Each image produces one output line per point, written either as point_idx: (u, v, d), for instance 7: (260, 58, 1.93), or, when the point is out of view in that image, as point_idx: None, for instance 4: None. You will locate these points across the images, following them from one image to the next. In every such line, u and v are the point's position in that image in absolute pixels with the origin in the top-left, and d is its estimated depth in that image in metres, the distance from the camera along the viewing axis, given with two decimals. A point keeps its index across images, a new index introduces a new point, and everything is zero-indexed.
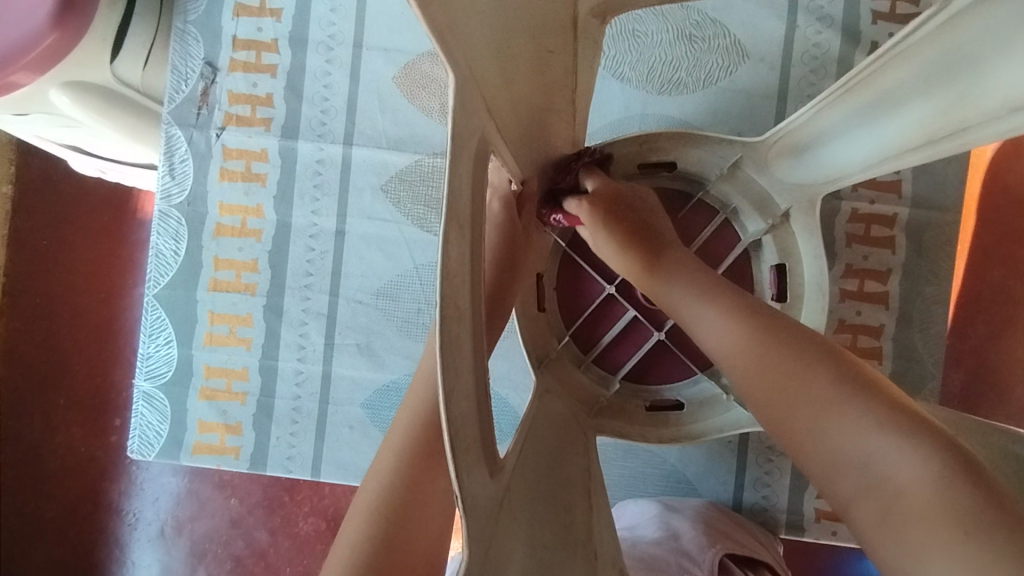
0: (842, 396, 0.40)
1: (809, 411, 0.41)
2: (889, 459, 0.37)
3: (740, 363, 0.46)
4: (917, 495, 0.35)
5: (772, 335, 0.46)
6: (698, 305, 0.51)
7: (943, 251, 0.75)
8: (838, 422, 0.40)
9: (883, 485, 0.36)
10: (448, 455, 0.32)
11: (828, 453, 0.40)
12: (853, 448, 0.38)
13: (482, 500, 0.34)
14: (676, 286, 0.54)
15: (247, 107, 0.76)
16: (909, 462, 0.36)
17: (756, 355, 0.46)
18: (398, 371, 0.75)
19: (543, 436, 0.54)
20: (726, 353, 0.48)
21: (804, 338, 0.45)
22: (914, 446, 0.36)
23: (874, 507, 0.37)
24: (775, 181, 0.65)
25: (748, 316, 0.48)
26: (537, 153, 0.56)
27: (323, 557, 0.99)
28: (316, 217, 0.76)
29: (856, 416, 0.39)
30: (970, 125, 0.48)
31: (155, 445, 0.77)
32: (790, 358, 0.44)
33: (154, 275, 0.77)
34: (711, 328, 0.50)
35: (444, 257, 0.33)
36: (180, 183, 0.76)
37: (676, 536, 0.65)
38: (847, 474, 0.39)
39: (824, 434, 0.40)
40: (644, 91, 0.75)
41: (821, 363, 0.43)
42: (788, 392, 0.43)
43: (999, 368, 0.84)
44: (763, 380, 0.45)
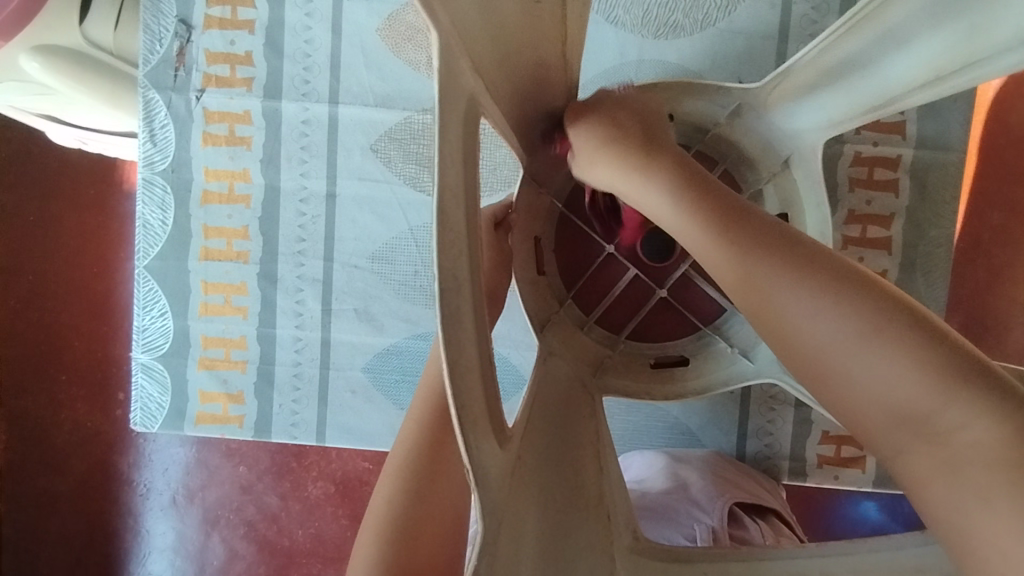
0: (889, 340, 0.34)
1: (851, 360, 0.35)
2: (952, 411, 0.32)
3: (758, 297, 0.39)
4: (987, 455, 0.31)
5: (779, 261, 0.39)
6: (692, 233, 0.43)
7: (947, 193, 0.73)
8: (878, 366, 0.34)
9: (946, 441, 0.32)
10: (455, 428, 0.32)
11: (877, 400, 0.34)
12: (909, 399, 0.33)
13: (493, 471, 0.34)
14: (666, 204, 0.45)
15: (226, 67, 0.73)
16: (977, 415, 0.31)
17: (773, 290, 0.38)
18: (399, 334, 0.74)
19: (549, 401, 0.53)
20: (735, 290, 0.40)
21: (822, 259, 0.38)
22: (973, 396, 0.32)
23: (928, 460, 0.33)
24: (773, 127, 0.62)
25: (760, 239, 0.40)
26: (530, 107, 0.54)
27: (335, 519, 1.01)
28: (305, 180, 0.73)
29: (903, 363, 0.34)
30: (980, 58, 0.48)
31: (158, 417, 0.77)
32: (810, 287, 0.37)
33: (143, 246, 0.75)
34: (713, 261, 0.42)
35: (440, 227, 0.31)
36: (162, 149, 0.74)
37: (684, 486, 0.65)
38: (897, 428, 0.34)
39: (863, 387, 0.35)
40: (640, 35, 0.72)
41: (851, 293, 0.36)
42: (811, 335, 0.37)
43: (999, 311, 0.84)
44: (785, 324, 0.38)
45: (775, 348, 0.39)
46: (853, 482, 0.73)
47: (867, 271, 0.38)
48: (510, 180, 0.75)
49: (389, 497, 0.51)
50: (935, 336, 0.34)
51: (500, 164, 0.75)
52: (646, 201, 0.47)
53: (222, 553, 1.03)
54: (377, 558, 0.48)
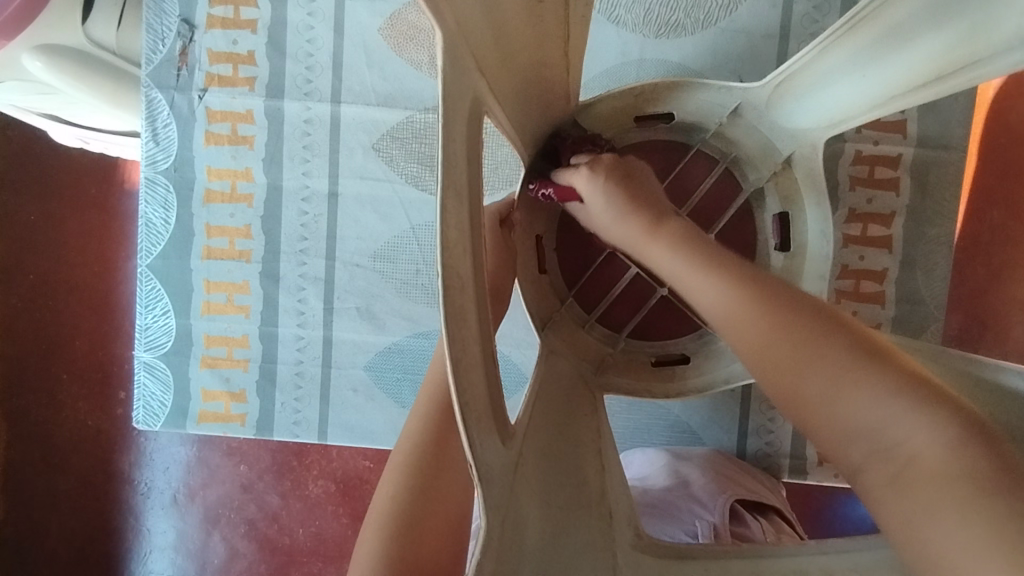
0: (849, 362, 0.37)
1: (815, 385, 0.38)
2: (903, 427, 0.34)
3: (740, 327, 0.43)
4: (930, 462, 0.33)
5: (759, 297, 0.43)
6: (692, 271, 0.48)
7: (947, 192, 0.73)
8: (840, 393, 0.37)
9: (898, 455, 0.34)
10: (459, 425, 0.32)
11: (835, 420, 0.37)
12: (865, 418, 0.36)
13: (496, 468, 0.34)
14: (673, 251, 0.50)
15: (228, 66, 0.73)
16: (927, 431, 0.34)
17: (753, 319, 0.43)
18: (401, 333, 0.75)
19: (551, 399, 0.54)
20: (721, 319, 0.45)
21: (802, 300, 0.43)
22: (923, 412, 0.34)
23: (882, 471, 0.35)
24: (776, 126, 0.63)
25: (742, 281, 0.45)
26: (532, 106, 0.54)
27: (335, 517, 1.01)
28: (307, 179, 0.74)
29: (861, 380, 0.36)
30: (980, 58, 0.47)
31: (160, 416, 0.77)
32: (787, 319, 0.41)
33: (146, 245, 0.75)
34: (706, 289, 0.46)
35: (444, 226, 0.31)
36: (165, 148, 0.74)
37: (685, 483, 0.66)
38: (853, 439, 0.36)
39: (823, 401, 0.38)
40: (641, 35, 0.72)
41: (822, 327, 0.40)
42: (782, 356, 0.40)
43: (999, 310, 0.84)
44: (758, 348, 0.42)
45: (755, 380, 0.43)
46: (853, 480, 0.74)
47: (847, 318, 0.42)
48: (512, 179, 0.75)
49: (392, 495, 0.51)
50: (896, 367, 0.37)
51: (502, 162, 0.75)
52: (653, 258, 0.52)
53: (223, 552, 1.03)
54: (379, 555, 0.49)
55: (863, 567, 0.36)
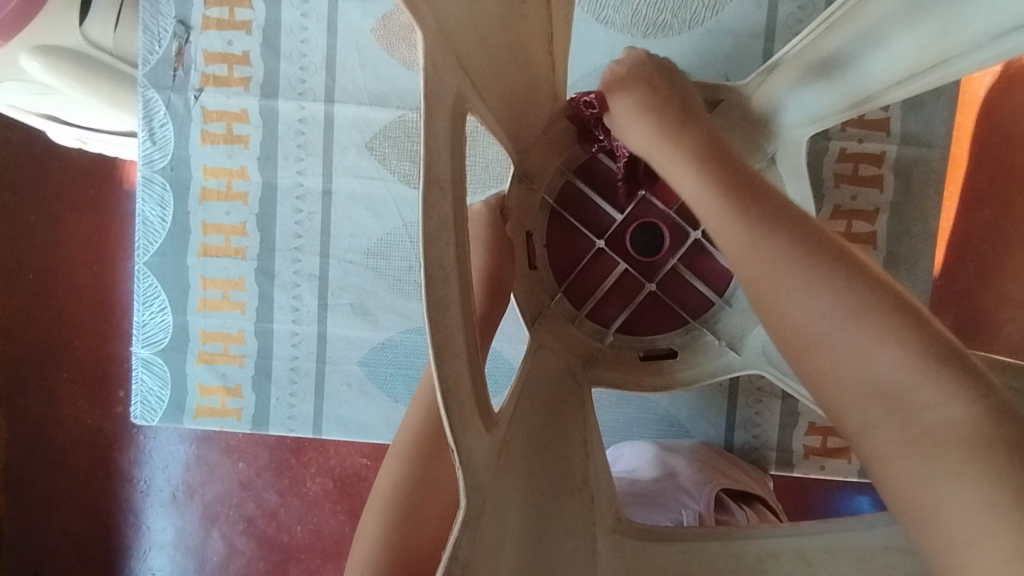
0: (876, 318, 0.34)
1: (839, 335, 0.35)
2: (928, 390, 0.32)
3: (755, 260, 0.39)
4: (953, 431, 0.31)
5: (776, 230, 0.39)
6: (708, 198, 0.43)
7: (930, 190, 0.75)
8: (867, 347, 0.34)
9: (916, 419, 0.32)
10: (442, 412, 0.33)
11: (855, 373, 0.34)
12: (887, 376, 0.33)
13: (479, 453, 0.35)
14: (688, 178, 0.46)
15: (224, 67, 0.74)
16: (950, 398, 0.32)
17: (770, 255, 0.38)
18: (394, 328, 0.76)
19: (539, 391, 0.55)
20: (733, 249, 0.40)
21: (822, 238, 0.39)
22: (947, 378, 0.32)
23: (895, 435, 0.33)
24: (760, 125, 0.64)
25: (762, 211, 0.41)
26: (518, 104, 0.55)
27: (333, 514, 1.02)
28: (302, 178, 0.75)
29: (884, 339, 0.34)
30: (951, 56, 0.48)
31: (157, 411, 0.78)
32: (811, 258, 0.37)
33: (143, 243, 0.76)
34: (724, 222, 0.41)
35: (426, 218, 0.33)
36: (161, 148, 0.75)
37: (672, 474, 0.67)
38: (868, 399, 0.34)
39: (841, 354, 0.35)
40: (629, 35, 0.73)
41: (846, 271, 0.36)
42: (798, 299, 0.37)
43: (986, 307, 0.86)
44: (774, 285, 0.37)
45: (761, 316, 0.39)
46: (839, 472, 0.75)
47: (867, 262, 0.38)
48: (502, 177, 0.76)
49: (384, 486, 0.53)
50: (920, 325, 0.34)
51: (493, 161, 0.76)
52: (672, 178, 0.49)
53: (222, 548, 1.04)
54: (372, 545, 0.50)
55: (835, 547, 0.37)
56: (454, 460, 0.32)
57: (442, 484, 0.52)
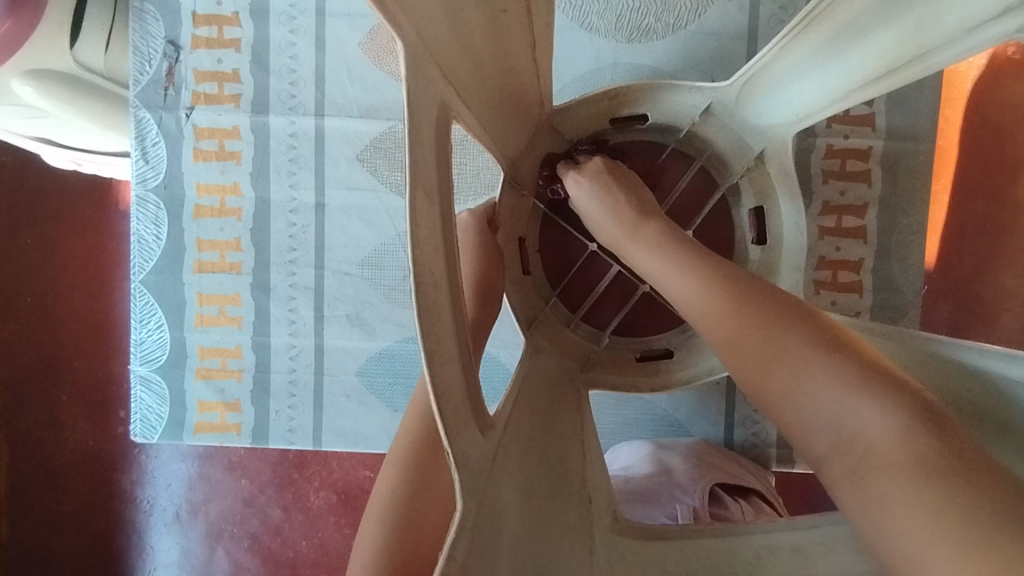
0: (812, 357, 0.40)
1: (783, 377, 0.40)
2: (862, 416, 0.37)
3: (707, 319, 0.46)
4: (887, 449, 0.35)
5: (733, 289, 0.46)
6: (666, 265, 0.50)
7: (918, 182, 0.75)
8: (809, 384, 0.39)
9: (854, 440, 0.37)
10: (436, 418, 0.33)
11: (800, 408, 0.39)
12: (824, 407, 0.38)
13: (473, 456, 0.35)
14: (646, 249, 0.53)
15: (214, 84, 0.75)
16: (881, 420, 0.36)
17: (722, 316, 0.45)
18: (390, 338, 0.76)
19: (534, 394, 0.55)
20: (692, 312, 0.47)
21: (770, 291, 0.45)
22: (877, 400, 0.37)
23: (846, 462, 0.37)
24: (746, 124, 0.64)
25: (714, 272, 0.47)
26: (504, 112, 0.56)
27: (337, 528, 1.02)
28: (294, 191, 0.76)
29: (822, 374, 0.39)
30: (926, 51, 0.50)
31: (157, 428, 0.78)
32: (764, 311, 0.43)
33: (138, 261, 0.77)
34: (681, 286, 0.48)
35: (414, 225, 0.33)
36: (155, 166, 0.76)
37: (667, 471, 0.67)
38: (817, 433, 0.38)
39: (789, 392, 0.40)
40: (614, 40, 0.74)
41: (789, 319, 0.43)
42: (748, 349, 0.43)
43: (981, 298, 0.86)
44: (728, 341, 0.44)
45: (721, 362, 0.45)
46: None
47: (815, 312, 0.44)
48: (493, 184, 0.77)
49: (384, 495, 0.53)
50: (859, 359, 0.39)
51: (483, 168, 0.77)
52: (630, 239, 0.55)
53: (227, 566, 1.04)
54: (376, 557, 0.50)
55: (828, 541, 0.37)
56: (449, 464, 0.32)
57: (444, 491, 0.52)
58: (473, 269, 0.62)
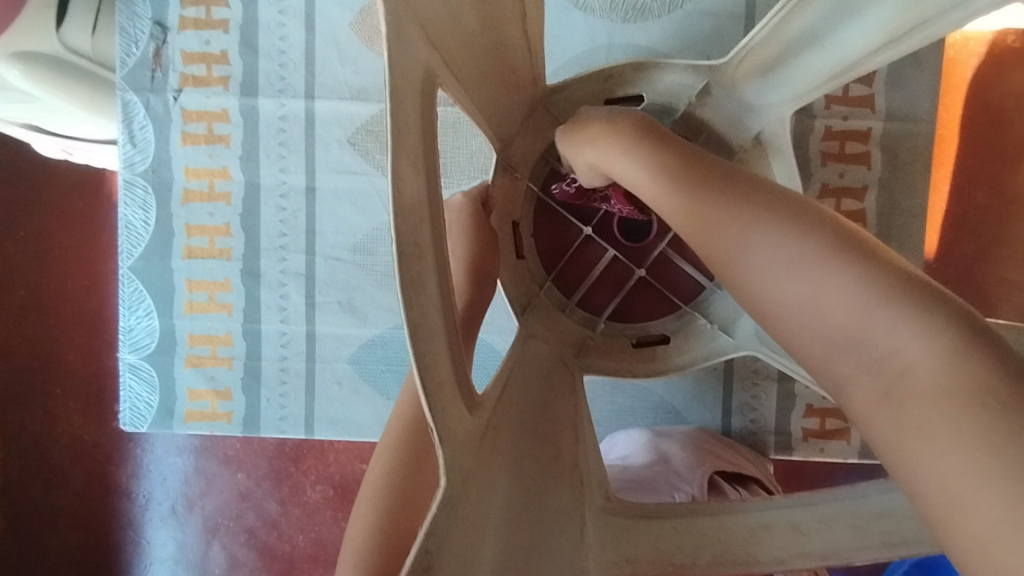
0: (840, 270, 0.33)
1: (802, 296, 0.34)
2: (897, 335, 0.31)
3: (711, 238, 0.39)
4: (926, 376, 0.29)
5: (743, 199, 0.39)
6: (665, 189, 0.44)
7: (919, 165, 0.74)
8: (833, 302, 0.33)
9: (886, 363, 0.31)
10: (420, 393, 0.32)
11: (821, 329, 0.33)
12: (850, 327, 0.32)
13: (461, 434, 0.34)
14: (644, 172, 0.47)
15: (202, 67, 0.74)
16: (920, 339, 0.30)
17: (732, 230, 0.38)
18: (383, 324, 0.75)
19: (528, 378, 0.54)
20: (694, 235, 0.41)
21: (789, 202, 0.38)
22: (913, 318, 0.30)
23: (874, 388, 0.31)
24: (743, 104, 0.63)
25: (719, 190, 0.41)
26: (494, 88, 0.55)
27: (334, 522, 1.01)
28: (284, 175, 0.74)
29: (848, 289, 0.32)
30: (928, 18, 0.48)
31: (147, 417, 0.77)
32: (782, 217, 0.37)
33: (126, 247, 0.76)
34: (683, 209, 0.42)
35: (396, 192, 0.32)
36: (142, 150, 0.75)
37: (664, 459, 0.66)
38: (840, 355, 0.32)
39: (807, 311, 0.34)
40: (609, 20, 0.73)
41: (812, 225, 0.36)
42: (761, 258, 0.36)
43: (984, 286, 0.85)
44: (734, 257, 0.38)
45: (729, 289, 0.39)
46: (839, 454, 0.74)
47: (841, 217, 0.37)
48: (486, 168, 0.76)
49: (375, 482, 0.51)
50: (895, 269, 0.33)
51: (476, 152, 0.75)
52: (625, 172, 0.49)
53: (222, 560, 1.03)
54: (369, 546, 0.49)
55: (828, 520, 0.36)
56: (434, 439, 0.31)
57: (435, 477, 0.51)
58: (465, 252, 0.61)
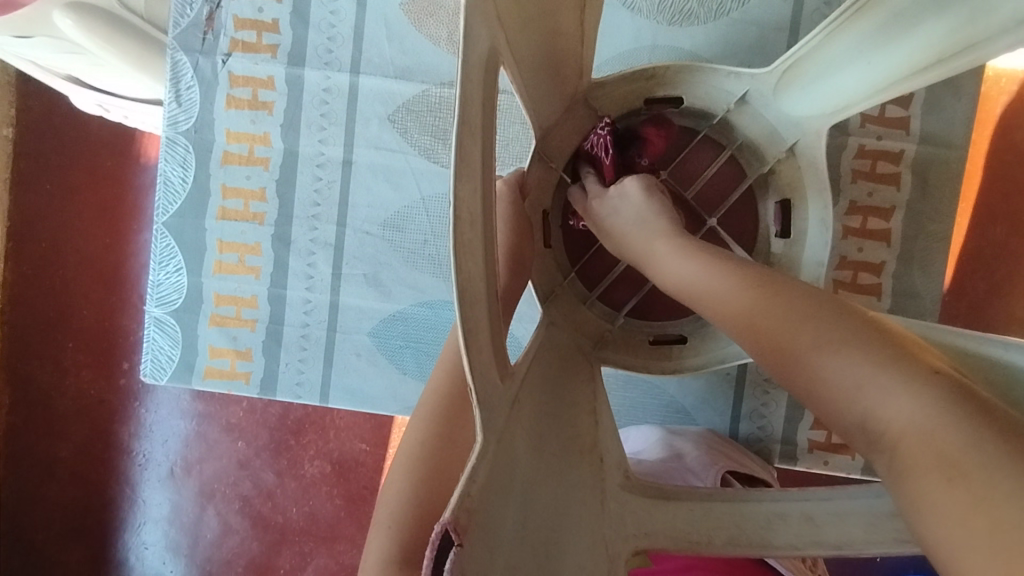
0: (838, 345, 0.36)
1: (809, 371, 0.37)
2: (885, 404, 0.33)
3: (727, 314, 0.44)
4: (916, 443, 0.31)
5: (771, 288, 0.43)
6: (693, 270, 0.49)
7: (947, 191, 0.75)
8: (839, 372, 0.36)
9: (882, 437, 0.33)
10: (463, 355, 0.34)
11: (830, 402, 0.36)
12: (852, 400, 0.35)
13: (495, 400, 0.35)
14: (681, 263, 0.51)
15: (253, 33, 0.75)
16: (902, 407, 0.32)
17: (748, 310, 0.43)
18: (405, 301, 0.76)
19: (549, 361, 0.55)
20: (712, 310, 0.46)
21: (794, 287, 0.42)
22: (905, 385, 0.33)
23: (885, 462, 0.33)
24: (781, 114, 0.65)
25: (736, 273, 0.46)
26: (543, 74, 0.56)
27: (328, 498, 1.02)
28: (323, 146, 0.76)
29: (852, 362, 0.35)
30: (977, 42, 0.48)
31: (167, 370, 0.79)
32: (803, 305, 0.40)
33: (162, 203, 0.77)
34: (705, 288, 0.47)
35: (457, 159, 0.33)
36: (187, 110, 0.76)
37: (678, 455, 0.68)
38: (852, 432, 0.35)
39: (821, 390, 0.36)
40: (655, 22, 0.74)
41: (815, 308, 0.39)
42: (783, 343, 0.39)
43: (994, 321, 0.86)
44: (754, 338, 0.41)
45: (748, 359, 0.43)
46: (842, 468, 0.75)
47: (858, 306, 0.40)
48: (522, 156, 0.77)
49: (401, 455, 0.53)
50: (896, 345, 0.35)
51: (513, 140, 0.77)
52: (658, 250, 0.55)
53: (216, 526, 1.04)
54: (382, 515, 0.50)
55: (845, 516, 0.37)
56: (472, 400, 0.33)
57: (456, 447, 0.52)
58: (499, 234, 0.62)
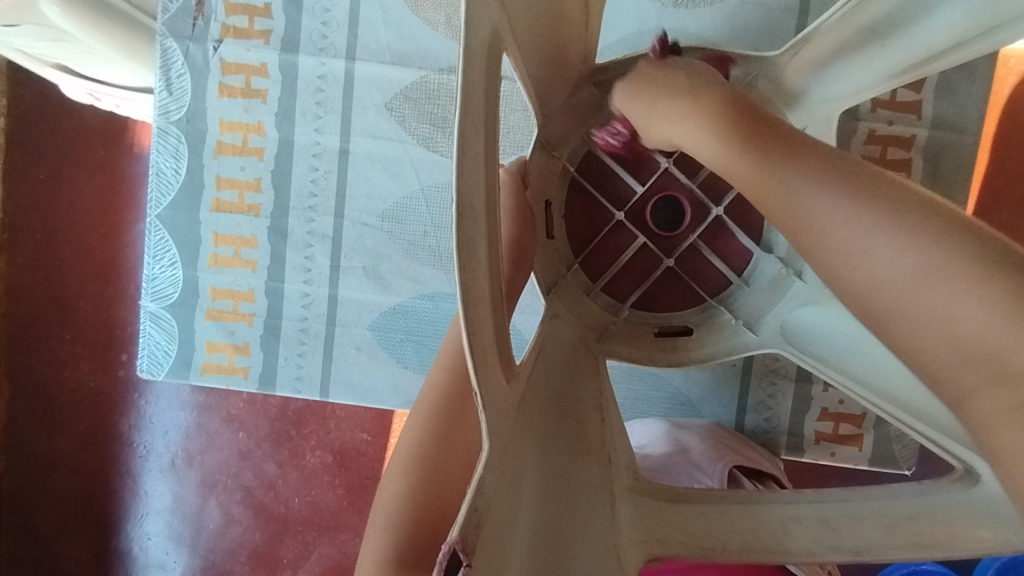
0: (945, 262, 0.33)
1: (907, 288, 0.33)
2: (1003, 334, 0.31)
3: (797, 209, 0.39)
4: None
5: (840, 185, 0.38)
6: (745, 156, 0.43)
7: (958, 176, 0.73)
8: (947, 294, 0.32)
9: (999, 364, 0.31)
10: (468, 358, 0.32)
11: (926, 322, 0.33)
12: (958, 323, 0.32)
13: (501, 402, 0.34)
14: (725, 148, 0.45)
15: (244, 18, 0.73)
16: (1022, 336, 0.30)
17: (824, 210, 0.38)
18: (405, 294, 0.75)
19: (554, 358, 0.54)
20: (774, 199, 0.40)
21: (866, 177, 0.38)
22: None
23: (986, 387, 0.32)
24: (787, 100, 0.62)
25: (802, 161, 0.40)
26: (545, 59, 0.54)
27: (330, 488, 1.01)
28: (319, 135, 0.74)
29: (967, 282, 0.32)
30: (1003, 22, 0.50)
31: (164, 365, 0.77)
32: (875, 203, 0.36)
33: (156, 196, 0.75)
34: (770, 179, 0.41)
35: (460, 152, 0.32)
36: (178, 99, 0.74)
37: (684, 450, 0.67)
38: (946, 352, 0.33)
39: (922, 310, 0.33)
40: (660, 4, 0.72)
41: (905, 211, 0.35)
42: (853, 267, 0.36)
43: None
44: (836, 243, 0.37)
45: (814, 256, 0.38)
46: (850, 459, 0.74)
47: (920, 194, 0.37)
48: (523, 145, 0.75)
49: (406, 454, 0.52)
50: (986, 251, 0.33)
51: (514, 127, 0.75)
52: (695, 139, 0.48)
53: (218, 517, 1.04)
54: (390, 516, 0.49)
55: (860, 517, 0.36)
56: (477, 404, 0.31)
57: (460, 447, 0.51)
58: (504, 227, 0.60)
